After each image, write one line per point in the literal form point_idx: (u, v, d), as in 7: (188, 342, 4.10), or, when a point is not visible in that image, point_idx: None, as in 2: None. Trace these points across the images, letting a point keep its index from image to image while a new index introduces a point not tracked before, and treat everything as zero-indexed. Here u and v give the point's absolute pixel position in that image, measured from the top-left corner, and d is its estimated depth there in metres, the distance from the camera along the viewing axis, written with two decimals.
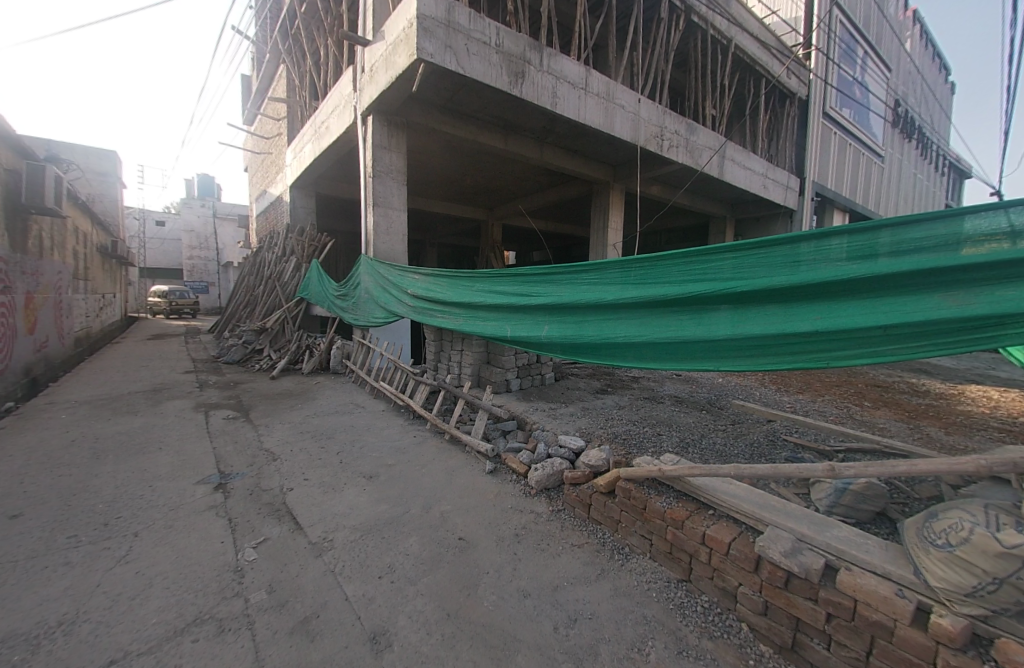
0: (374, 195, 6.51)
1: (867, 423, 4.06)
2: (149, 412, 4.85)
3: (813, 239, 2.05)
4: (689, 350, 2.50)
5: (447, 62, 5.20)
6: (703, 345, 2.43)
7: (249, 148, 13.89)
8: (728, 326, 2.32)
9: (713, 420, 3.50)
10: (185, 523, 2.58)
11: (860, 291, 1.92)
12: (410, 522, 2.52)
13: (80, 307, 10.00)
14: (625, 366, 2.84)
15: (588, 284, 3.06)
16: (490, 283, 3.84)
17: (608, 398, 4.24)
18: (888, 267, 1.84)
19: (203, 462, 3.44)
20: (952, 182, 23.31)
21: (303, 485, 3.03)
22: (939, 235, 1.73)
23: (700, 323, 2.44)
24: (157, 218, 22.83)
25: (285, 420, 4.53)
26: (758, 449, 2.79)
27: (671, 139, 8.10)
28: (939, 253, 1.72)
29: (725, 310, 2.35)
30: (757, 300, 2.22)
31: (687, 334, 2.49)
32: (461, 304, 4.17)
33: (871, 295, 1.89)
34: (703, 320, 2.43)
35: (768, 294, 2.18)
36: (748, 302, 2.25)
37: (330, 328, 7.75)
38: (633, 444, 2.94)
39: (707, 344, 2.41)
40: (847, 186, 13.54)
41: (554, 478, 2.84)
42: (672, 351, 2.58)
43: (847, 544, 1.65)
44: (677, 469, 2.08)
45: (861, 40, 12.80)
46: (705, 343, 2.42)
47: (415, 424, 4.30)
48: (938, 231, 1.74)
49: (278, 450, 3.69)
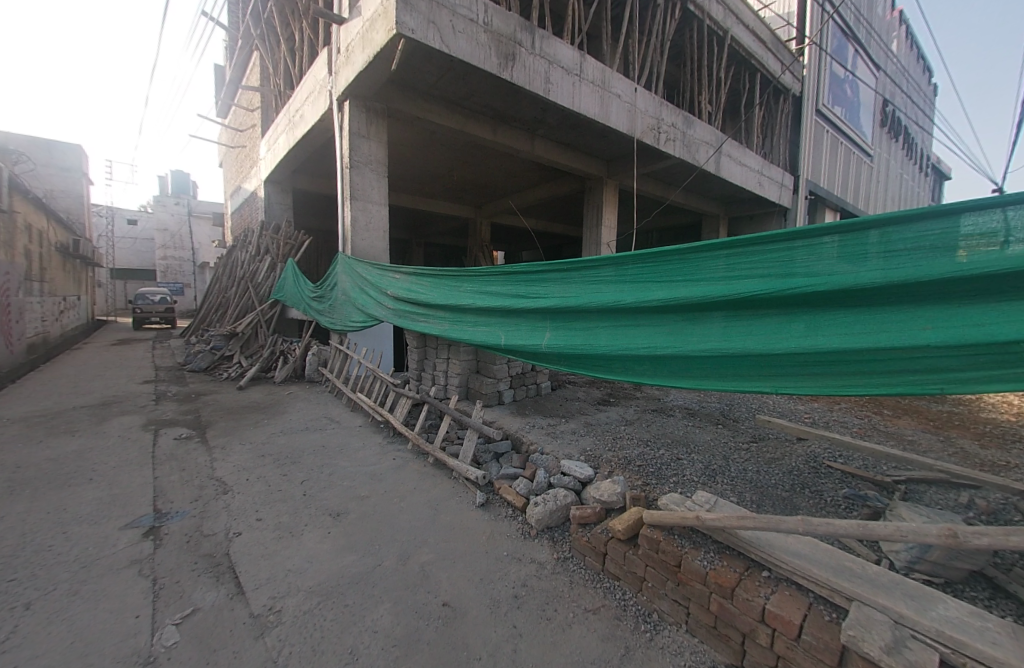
0: (352, 187, 5.97)
1: (895, 436, 3.69)
2: (89, 432, 4.23)
3: (804, 240, 1.79)
4: (725, 365, 2.02)
5: (431, 39, 4.71)
6: (744, 361, 1.96)
7: (223, 141, 13.10)
8: (764, 340, 1.89)
9: (733, 439, 3.10)
10: (96, 588, 2.03)
11: (915, 295, 1.52)
12: (383, 579, 2.03)
13: (34, 311, 9.18)
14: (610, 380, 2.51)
15: (570, 286, 2.70)
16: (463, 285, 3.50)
17: (611, 410, 3.81)
18: (921, 268, 1.51)
19: (139, 497, 2.88)
20: (933, 184, 23.54)
21: (255, 528, 2.49)
22: (934, 235, 1.50)
23: (727, 335, 2.00)
24: (129, 217, 21.82)
25: (246, 441, 3.96)
26: (798, 477, 2.38)
27: (668, 132, 7.72)
28: (938, 255, 1.48)
29: (755, 320, 1.92)
30: (787, 307, 1.83)
31: (715, 348, 2.03)
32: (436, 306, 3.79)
33: (934, 300, 1.49)
34: (730, 330, 2.00)
35: (799, 300, 1.79)
36: (779, 308, 1.85)
37: (306, 331, 7.18)
38: (651, 471, 2.49)
39: (751, 359, 1.93)
40: (838, 184, 13.40)
41: (558, 514, 2.38)
42: (701, 369, 2.11)
43: (966, 633, 1.21)
44: (719, 518, 1.64)
45: (852, 38, 12.68)
46: (745, 358, 1.95)
47: (394, 444, 3.79)
48: (933, 229, 1.50)
49: (232, 480, 3.15)
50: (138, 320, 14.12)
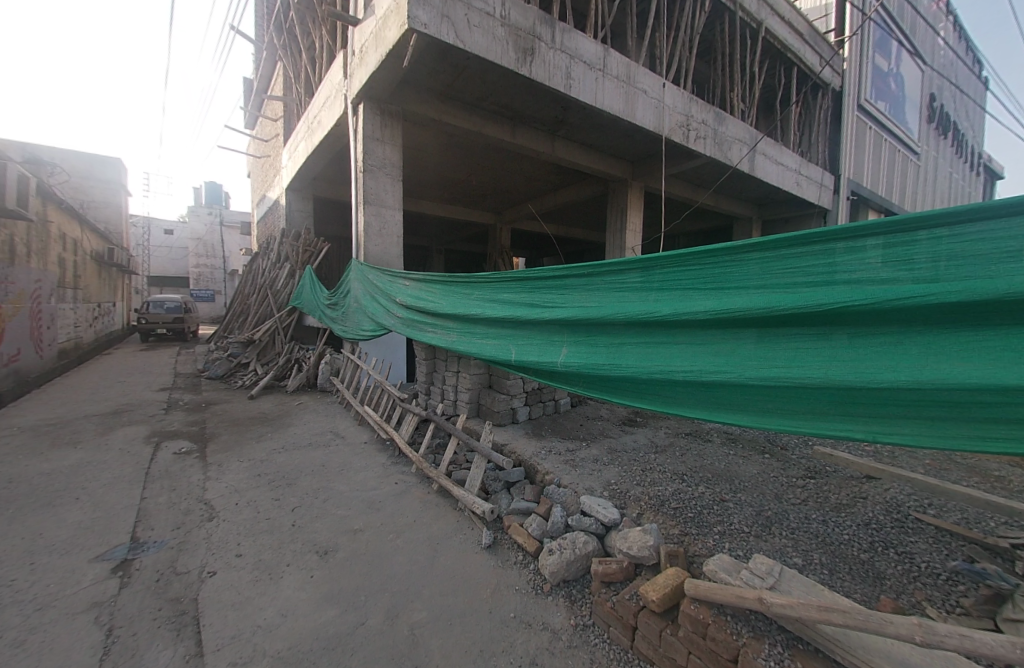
0: (365, 192, 5.79)
1: (980, 470, 3.10)
2: (91, 443, 4.12)
3: (841, 244, 1.46)
4: (795, 399, 1.55)
5: (445, 35, 4.47)
6: (820, 395, 1.49)
7: (250, 152, 13.42)
8: (808, 368, 1.51)
9: (786, 475, 2.63)
10: (44, 638, 1.78)
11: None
12: (364, 644, 1.70)
13: (66, 318, 9.44)
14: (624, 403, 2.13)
15: (582, 296, 2.35)
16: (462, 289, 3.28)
17: (637, 434, 3.39)
18: (1023, 277, 1.13)
19: (121, 523, 2.67)
20: (986, 184, 21.87)
21: (231, 568, 2.22)
22: (1006, 236, 1.17)
23: (786, 359, 1.57)
24: (166, 227, 22.79)
25: (245, 457, 3.73)
26: (879, 533, 1.90)
27: (697, 129, 7.24)
28: (1018, 261, 1.14)
29: (819, 341, 1.50)
30: (860, 325, 1.41)
31: (779, 375, 1.58)
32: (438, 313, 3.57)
33: None
34: (791, 355, 1.56)
35: (875, 317, 1.37)
36: (850, 328, 1.43)
37: (320, 339, 7.05)
38: (689, 516, 2.06)
39: (830, 392, 1.47)
40: (882, 184, 12.47)
41: (576, 566, 1.99)
42: (760, 402, 1.64)
43: None
44: (793, 607, 1.23)
45: (895, 30, 11.87)
46: (821, 391, 1.49)
47: (398, 466, 3.47)
48: (1003, 229, 1.18)
49: (222, 503, 2.91)
50: (142, 331, 12.36)
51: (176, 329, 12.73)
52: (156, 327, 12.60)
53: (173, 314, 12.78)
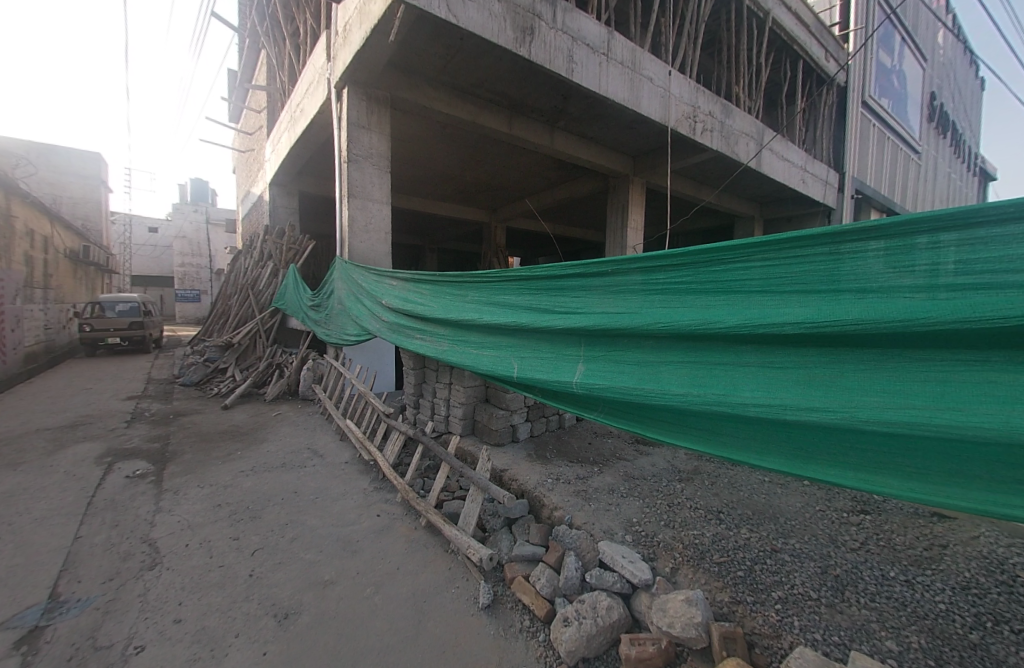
0: (350, 184, 5.34)
1: None
2: (34, 465, 3.62)
3: (842, 248, 1.24)
4: (942, 457, 1.08)
5: (435, 6, 4.01)
6: (976, 454, 1.04)
7: (235, 146, 12.88)
8: (878, 406, 1.17)
9: (835, 508, 2.25)
10: None
11: None
12: None
13: (33, 320, 8.79)
14: (646, 435, 1.75)
15: (584, 304, 1.97)
16: (439, 293, 3.01)
17: (655, 456, 2.96)
18: None
19: (43, 573, 2.20)
20: (980, 187, 21.73)
21: (168, 638, 1.78)
22: None
23: (920, 396, 1.11)
24: (151, 225, 22.09)
25: (208, 482, 3.27)
26: (981, 602, 1.52)
27: (704, 121, 6.86)
28: None
29: (933, 370, 1.10)
30: (970, 348, 1.05)
31: (915, 419, 1.11)
32: (418, 317, 3.25)
33: None
34: (907, 390, 1.13)
35: (998, 340, 1.01)
36: (982, 352, 1.03)
37: (303, 343, 6.57)
38: (740, 577, 1.65)
39: (1003, 449, 1.00)
40: (885, 183, 12.21)
41: (600, 640, 1.56)
42: (892, 460, 1.16)
43: None
44: None
45: (898, 26, 11.65)
46: (991, 449, 1.02)
47: (382, 493, 3.02)
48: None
49: (172, 543, 2.46)
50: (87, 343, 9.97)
51: (133, 336, 10.42)
52: (106, 336, 10.19)
53: (130, 317, 10.44)
